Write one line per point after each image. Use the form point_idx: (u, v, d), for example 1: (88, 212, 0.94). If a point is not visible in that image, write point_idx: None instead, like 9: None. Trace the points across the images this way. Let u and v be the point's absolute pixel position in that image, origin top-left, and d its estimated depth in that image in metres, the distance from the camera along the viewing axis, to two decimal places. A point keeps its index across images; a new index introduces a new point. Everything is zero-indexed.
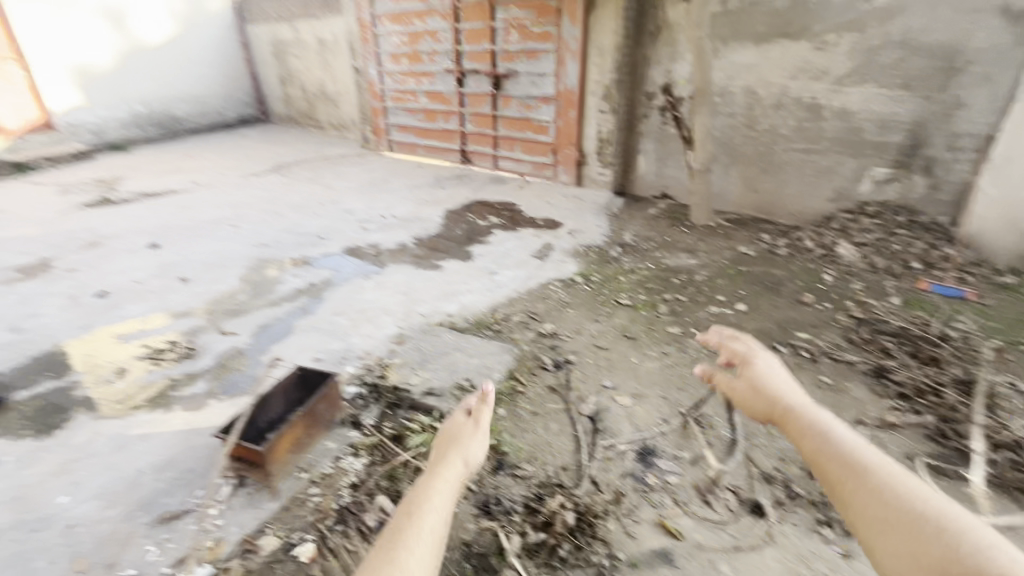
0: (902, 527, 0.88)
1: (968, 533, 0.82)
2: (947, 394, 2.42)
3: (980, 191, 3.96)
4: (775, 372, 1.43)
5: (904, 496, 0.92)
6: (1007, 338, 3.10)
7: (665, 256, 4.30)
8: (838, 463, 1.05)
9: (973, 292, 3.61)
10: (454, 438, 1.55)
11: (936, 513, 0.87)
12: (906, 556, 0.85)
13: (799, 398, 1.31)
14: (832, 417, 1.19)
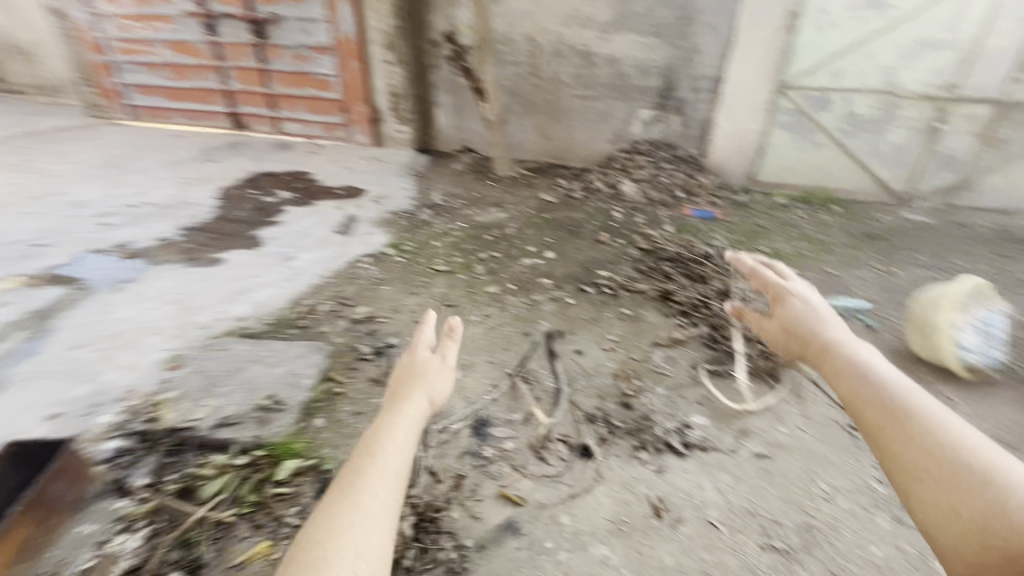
0: (944, 475, 0.95)
1: (1015, 489, 0.87)
2: (714, 305, 2.86)
3: (718, 126, 4.74)
4: (812, 311, 1.53)
5: (953, 446, 0.98)
6: (747, 248, 3.85)
7: (475, 213, 4.26)
8: (882, 406, 1.11)
9: (721, 213, 4.37)
10: (421, 371, 1.52)
11: (982, 464, 0.93)
12: (945, 505, 0.92)
13: (834, 336, 1.41)
14: (872, 356, 1.28)
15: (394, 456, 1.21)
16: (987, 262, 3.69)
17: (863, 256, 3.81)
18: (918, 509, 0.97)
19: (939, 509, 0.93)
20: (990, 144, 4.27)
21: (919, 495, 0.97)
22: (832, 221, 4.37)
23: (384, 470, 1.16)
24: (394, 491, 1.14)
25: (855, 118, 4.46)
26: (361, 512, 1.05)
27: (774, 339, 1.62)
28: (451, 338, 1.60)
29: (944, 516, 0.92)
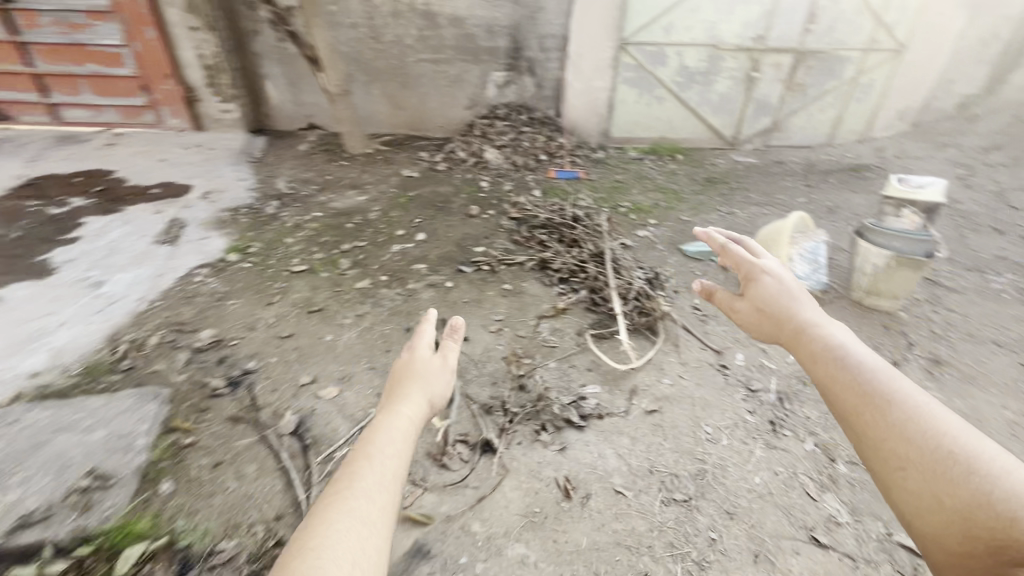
0: (927, 470, 0.80)
1: (1003, 479, 0.74)
2: (590, 268, 2.89)
3: (569, 84, 4.77)
4: (773, 282, 1.28)
5: (939, 435, 0.82)
6: (612, 205, 3.99)
7: (331, 199, 3.83)
8: (854, 390, 0.93)
9: (583, 172, 4.47)
10: (420, 368, 1.34)
11: (971, 453, 0.78)
12: (928, 497, 0.79)
13: (802, 310, 1.18)
14: (843, 330, 1.08)
15: (391, 459, 1.05)
16: (803, 193, 4.26)
17: (709, 201, 4.16)
18: (902, 508, 0.83)
19: (926, 508, 0.79)
20: (794, 89, 4.87)
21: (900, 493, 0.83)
22: (679, 170, 4.70)
23: (375, 476, 1.01)
24: (387, 497, 0.99)
25: (687, 71, 4.77)
26: (351, 517, 0.92)
27: (729, 318, 1.38)
28: (455, 333, 1.41)
29: (935, 519, 0.78)
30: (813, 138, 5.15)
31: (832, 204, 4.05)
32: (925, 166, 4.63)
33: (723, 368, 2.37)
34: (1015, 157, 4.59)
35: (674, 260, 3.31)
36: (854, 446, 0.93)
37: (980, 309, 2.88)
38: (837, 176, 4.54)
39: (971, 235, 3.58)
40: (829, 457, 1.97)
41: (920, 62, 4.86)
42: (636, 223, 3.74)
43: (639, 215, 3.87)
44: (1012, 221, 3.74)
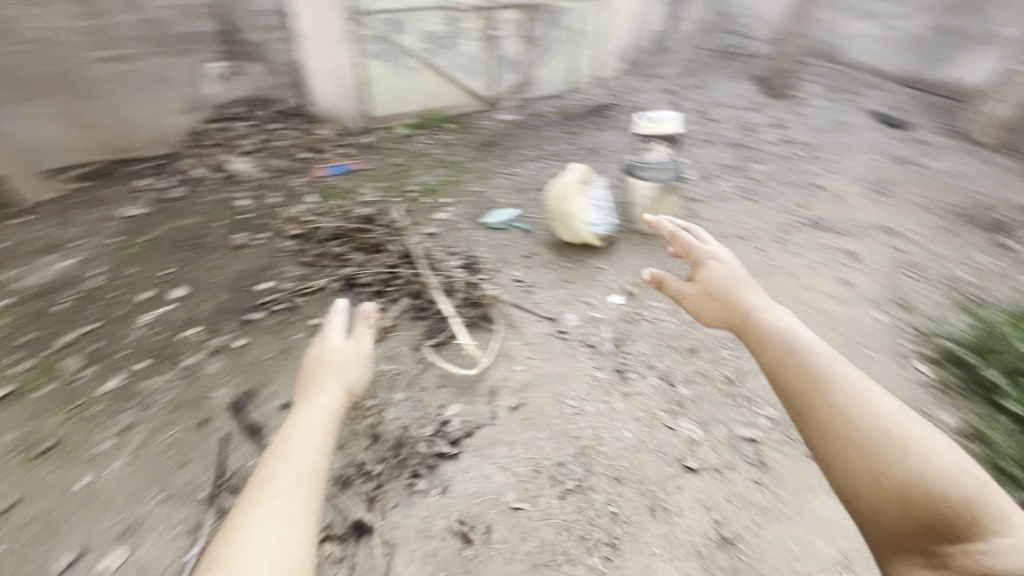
0: (876, 454, 1.10)
1: (927, 461, 1.06)
2: (401, 273, 2.63)
3: (310, 66, 4.20)
4: (728, 275, 1.67)
5: (881, 422, 1.14)
6: (399, 192, 3.71)
7: (17, 275, 2.74)
8: (805, 378, 1.26)
9: (357, 163, 4.05)
10: (327, 374, 1.52)
11: (908, 441, 1.10)
12: (871, 477, 1.09)
13: (753, 302, 1.54)
14: (788, 319, 1.43)
15: (310, 449, 1.22)
16: (567, 140, 4.57)
17: (492, 166, 4.17)
18: (848, 482, 1.12)
19: (871, 484, 1.09)
20: (530, 43, 5.10)
21: (849, 471, 1.12)
22: (454, 139, 4.61)
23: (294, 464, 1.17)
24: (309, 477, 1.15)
25: (430, 38, 4.61)
26: (274, 500, 1.07)
27: (684, 305, 1.78)
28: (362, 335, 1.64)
29: (879, 493, 1.08)
30: (558, 86, 5.52)
31: (592, 146, 4.44)
32: (647, 95, 5.37)
33: (561, 334, 2.41)
34: (702, 76, 5.62)
35: (480, 236, 3.24)
36: (804, 427, 1.23)
37: (722, 211, 3.50)
38: (588, 119, 4.98)
39: (695, 151, 4.32)
40: (671, 384, 2.19)
41: (619, 6, 5.51)
42: (431, 208, 3.54)
43: (431, 197, 3.68)
44: (716, 132, 4.63)
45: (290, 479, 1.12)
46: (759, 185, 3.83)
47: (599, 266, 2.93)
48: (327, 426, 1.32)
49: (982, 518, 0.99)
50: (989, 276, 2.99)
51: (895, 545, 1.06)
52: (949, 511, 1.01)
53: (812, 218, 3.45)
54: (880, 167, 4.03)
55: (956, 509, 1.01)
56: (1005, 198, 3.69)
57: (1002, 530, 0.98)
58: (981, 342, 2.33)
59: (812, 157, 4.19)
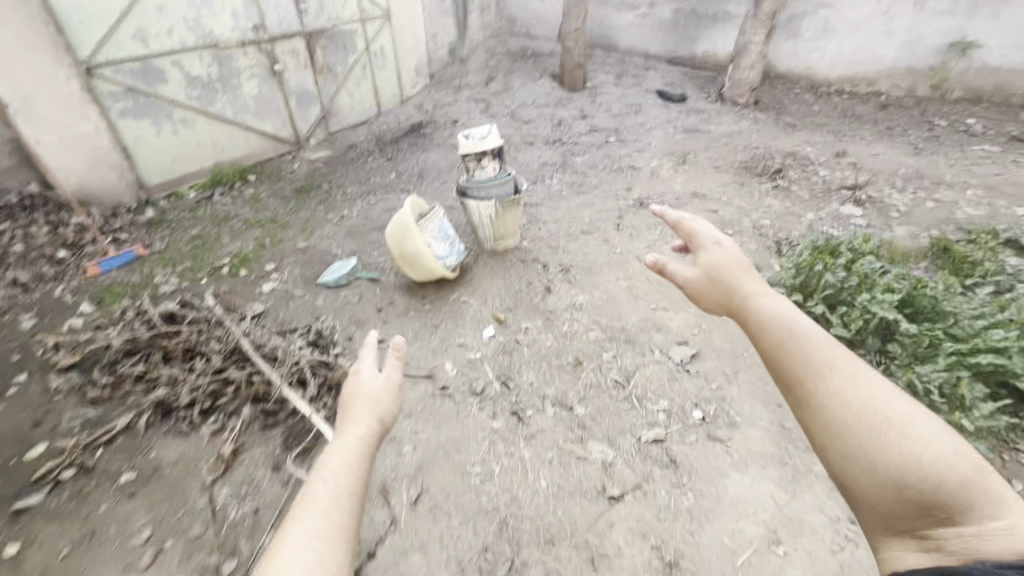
0: (867, 435, 0.93)
1: (930, 444, 0.88)
2: (231, 376, 2.13)
3: (33, 142, 3.27)
4: (724, 256, 1.48)
5: (875, 403, 0.97)
6: (207, 272, 3.07)
7: None
8: (799, 359, 1.10)
9: (141, 246, 3.27)
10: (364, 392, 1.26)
11: (902, 421, 0.92)
12: (864, 460, 0.92)
13: (747, 284, 1.37)
14: (782, 300, 1.26)
15: (348, 478, 1.01)
16: (390, 168, 4.27)
17: (314, 213, 3.70)
18: (843, 471, 0.95)
19: (863, 473, 0.91)
20: (322, 72, 4.60)
21: (841, 455, 0.95)
22: (262, 192, 4.01)
23: (328, 494, 0.98)
24: (345, 510, 0.96)
25: (197, 81, 3.85)
26: (308, 533, 0.90)
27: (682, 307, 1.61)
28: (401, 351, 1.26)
29: (871, 478, 0.90)
30: (365, 113, 5.12)
31: (418, 170, 4.21)
32: (458, 107, 5.29)
33: (443, 390, 2.18)
34: (504, 78, 5.68)
35: (323, 300, 2.83)
36: (799, 410, 1.07)
37: (561, 211, 3.54)
38: (405, 141, 4.73)
39: (519, 156, 4.35)
40: (569, 409, 2.10)
41: (408, 21, 5.22)
42: (254, 281, 3.00)
43: (249, 267, 3.12)
44: (532, 133, 4.73)
45: (324, 513, 0.94)
46: (585, 178, 3.97)
47: (462, 299, 2.73)
48: (366, 449, 1.12)
49: (983, 504, 0.80)
50: (782, 218, 3.48)
51: (891, 540, 0.88)
52: (943, 496, 0.82)
53: (639, 199, 3.66)
54: (676, 139, 4.48)
55: (953, 498, 0.82)
56: (772, 146, 4.35)
57: (1002, 515, 0.78)
58: (803, 279, 2.57)
59: (621, 141, 4.49)
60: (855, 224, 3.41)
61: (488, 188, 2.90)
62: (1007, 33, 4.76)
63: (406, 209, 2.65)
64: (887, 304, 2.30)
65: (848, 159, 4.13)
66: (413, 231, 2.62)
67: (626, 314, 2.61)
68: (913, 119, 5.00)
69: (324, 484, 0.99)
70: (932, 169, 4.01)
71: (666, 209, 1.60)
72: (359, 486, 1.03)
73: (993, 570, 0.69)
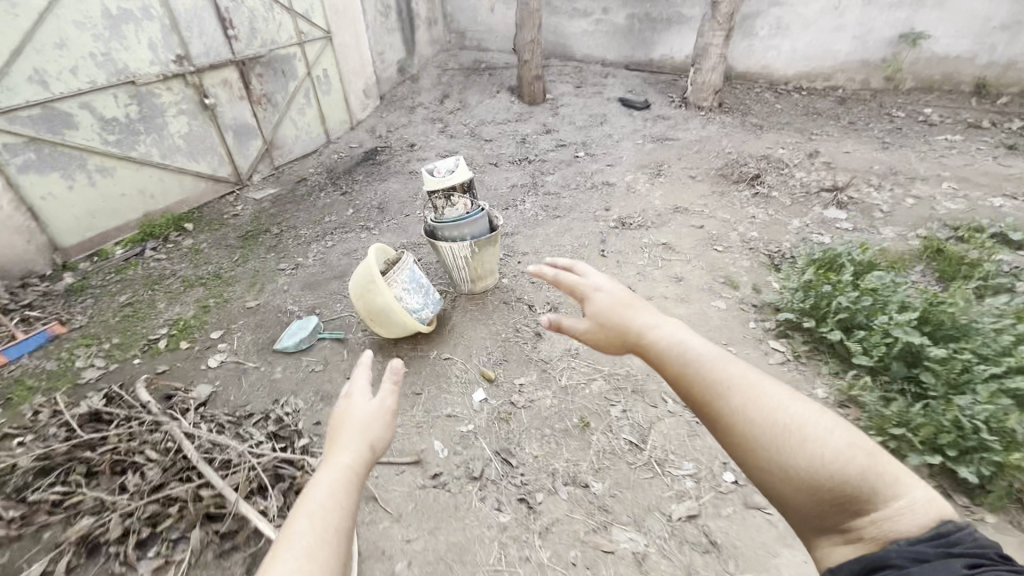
0: (773, 446, 0.86)
1: (825, 440, 0.83)
2: (173, 493, 1.75)
3: None
4: (606, 296, 1.24)
5: (777, 411, 0.88)
6: (140, 349, 2.64)
7: None
8: (699, 385, 0.99)
9: (57, 323, 2.79)
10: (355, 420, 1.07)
11: (799, 422, 0.86)
12: (779, 474, 0.85)
13: (637, 318, 1.17)
14: (672, 326, 1.11)
15: (335, 512, 0.86)
16: (345, 203, 3.89)
17: (264, 263, 3.29)
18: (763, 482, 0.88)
19: (785, 482, 0.84)
20: (260, 103, 4.18)
21: (757, 466, 0.88)
22: (201, 243, 3.56)
23: (312, 531, 0.83)
24: (332, 548, 0.81)
25: (114, 124, 3.37)
26: None
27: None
28: (396, 374, 1.07)
29: (792, 486, 0.84)
30: (312, 142, 4.70)
31: (377, 203, 3.86)
32: (414, 128, 4.95)
33: (436, 479, 1.85)
34: (459, 94, 5.38)
35: (282, 373, 2.45)
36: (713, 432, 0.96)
37: (539, 240, 3.27)
38: (359, 169, 4.36)
39: (486, 180, 4.05)
40: (585, 488, 1.81)
41: (351, 40, 4.84)
42: (197, 355, 2.58)
43: (190, 338, 2.69)
44: (495, 152, 4.45)
45: (308, 551, 0.79)
46: (559, 199, 3.72)
47: (443, 356, 2.41)
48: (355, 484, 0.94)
49: (884, 487, 0.79)
50: (769, 228, 3.32)
51: (814, 532, 0.86)
52: (854, 489, 0.79)
53: (619, 219, 3.43)
54: (647, 150, 4.29)
55: (863, 491, 0.79)
56: (744, 150, 4.22)
57: (898, 492, 0.78)
58: (813, 302, 2.39)
59: (590, 156, 4.26)
60: (842, 229, 3.29)
61: (459, 224, 2.58)
62: (952, 22, 4.84)
63: (368, 260, 2.33)
64: (908, 325, 2.12)
65: (821, 158, 4.04)
66: (379, 283, 2.29)
67: (629, 357, 2.35)
68: (874, 112, 5.00)
69: (307, 519, 0.84)
70: (904, 164, 3.96)
71: (541, 265, 1.36)
72: (349, 522, 0.88)
73: (908, 550, 0.73)
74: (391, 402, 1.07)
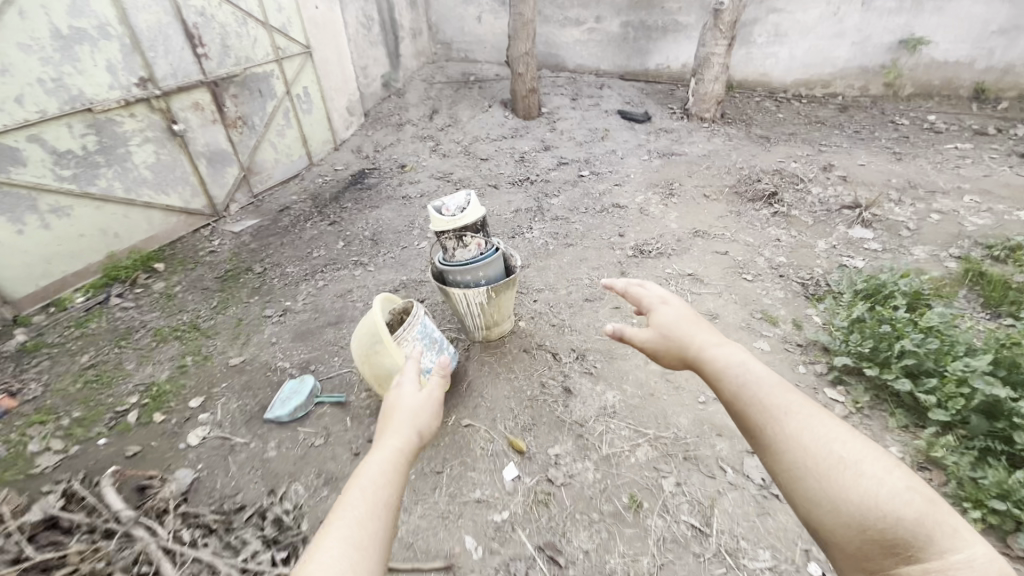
0: (822, 477, 0.88)
1: (882, 481, 0.84)
2: None
3: None
4: (670, 311, 1.33)
5: (824, 443, 0.92)
6: (106, 425, 2.27)
7: None
8: (752, 405, 1.03)
9: (5, 396, 2.40)
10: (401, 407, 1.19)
11: (856, 458, 0.88)
12: (829, 509, 0.86)
13: (697, 334, 1.24)
14: (733, 348, 1.17)
15: (384, 491, 0.98)
16: (334, 234, 3.56)
17: (247, 310, 2.94)
18: (814, 521, 0.88)
19: (828, 516, 0.86)
20: (235, 126, 3.82)
21: (806, 502, 0.90)
22: (174, 287, 3.19)
23: (365, 504, 0.95)
24: (381, 521, 0.93)
25: (68, 158, 2.98)
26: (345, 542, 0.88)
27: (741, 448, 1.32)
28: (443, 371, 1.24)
29: (839, 523, 0.84)
30: (293, 165, 4.34)
31: (370, 234, 3.53)
32: (403, 146, 4.63)
33: None
34: (448, 109, 5.08)
35: (277, 450, 2.12)
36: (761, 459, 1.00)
37: (553, 273, 3.00)
38: (347, 195, 4.02)
39: (486, 204, 3.76)
40: None
41: (333, 56, 4.52)
42: (174, 431, 2.23)
43: (165, 408, 2.33)
44: (494, 173, 4.17)
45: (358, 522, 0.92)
46: (568, 224, 3.44)
47: (464, 423, 2.11)
48: (403, 468, 1.05)
49: (941, 536, 0.77)
50: (797, 251, 3.11)
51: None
52: (908, 533, 0.78)
53: (636, 246, 3.18)
54: (654, 166, 4.05)
55: (918, 538, 0.77)
56: (755, 164, 4.02)
57: (957, 546, 0.76)
58: (872, 345, 2.17)
59: (595, 174, 4.00)
60: (871, 250, 3.10)
61: (472, 265, 2.29)
62: (952, 27, 4.74)
63: (375, 309, 2.05)
64: (986, 373, 1.92)
65: (836, 172, 3.86)
66: (385, 338, 1.99)
67: (674, 416, 2.09)
68: (877, 120, 4.87)
69: (362, 491, 0.97)
70: (921, 176, 3.81)
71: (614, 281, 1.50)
72: (395, 500, 0.99)
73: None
74: (434, 395, 1.22)
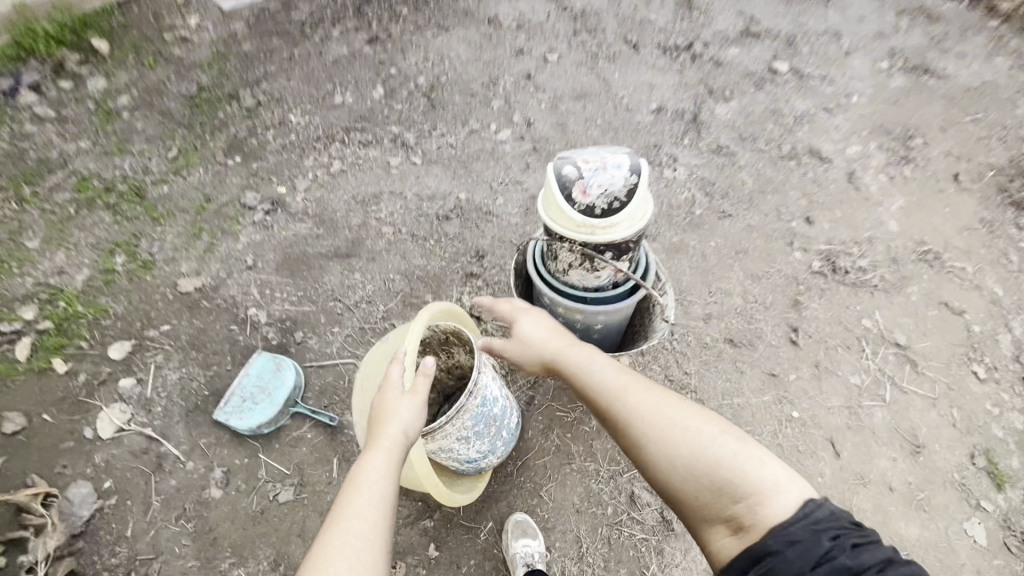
0: (660, 439, 0.97)
1: (702, 435, 0.95)
2: None
3: None
4: (526, 317, 1.25)
5: (658, 409, 1.02)
6: None
7: None
8: (604, 394, 1.09)
9: None
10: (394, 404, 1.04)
11: (680, 418, 0.99)
12: (682, 470, 0.93)
13: (547, 334, 1.22)
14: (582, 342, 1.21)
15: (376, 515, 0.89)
16: (371, 67, 2.25)
17: (218, 182, 1.90)
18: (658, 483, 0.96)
19: (668, 473, 0.95)
20: None
21: (648, 465, 0.98)
22: (117, 96, 2.05)
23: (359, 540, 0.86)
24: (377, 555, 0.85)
25: None
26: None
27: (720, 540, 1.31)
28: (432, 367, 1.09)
29: (680, 479, 0.93)
30: None
31: (425, 83, 2.23)
32: None
33: None
34: None
35: (224, 491, 1.41)
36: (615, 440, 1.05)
37: (689, 271, 1.92)
38: None
39: (614, 81, 2.35)
40: None
41: None
42: (79, 401, 1.47)
43: (73, 349, 1.54)
44: (639, 14, 2.57)
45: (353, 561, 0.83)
46: (732, 170, 2.16)
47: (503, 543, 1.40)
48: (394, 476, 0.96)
49: (749, 469, 0.89)
50: None
51: (709, 534, 0.91)
52: (730, 475, 0.89)
53: (827, 253, 2.00)
54: (893, 88, 2.49)
55: (738, 478, 0.88)
56: None
57: (763, 478, 0.88)
58: None
59: (797, 75, 2.46)
60: None
61: (592, 310, 1.30)
62: None
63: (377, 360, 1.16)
64: None
65: None
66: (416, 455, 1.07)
67: None
68: None
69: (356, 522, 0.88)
70: None
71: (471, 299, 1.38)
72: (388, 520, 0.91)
73: (783, 532, 0.82)
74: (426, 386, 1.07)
